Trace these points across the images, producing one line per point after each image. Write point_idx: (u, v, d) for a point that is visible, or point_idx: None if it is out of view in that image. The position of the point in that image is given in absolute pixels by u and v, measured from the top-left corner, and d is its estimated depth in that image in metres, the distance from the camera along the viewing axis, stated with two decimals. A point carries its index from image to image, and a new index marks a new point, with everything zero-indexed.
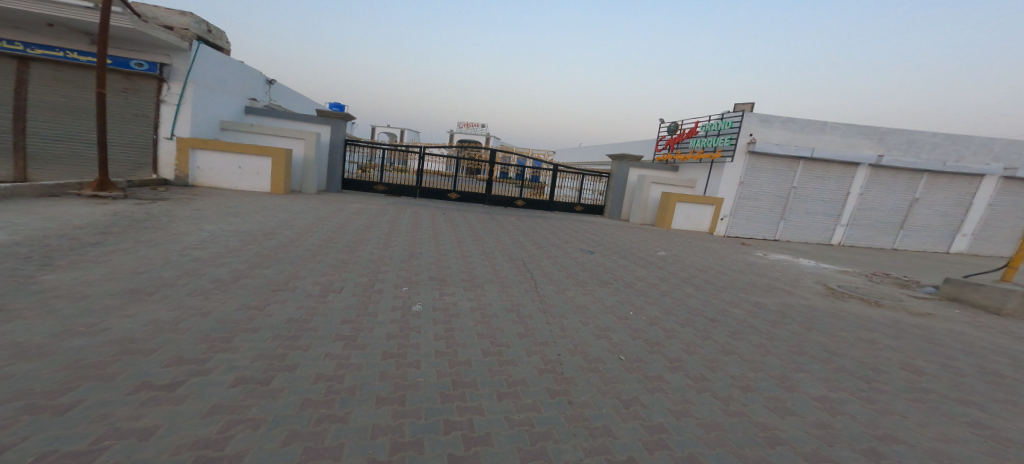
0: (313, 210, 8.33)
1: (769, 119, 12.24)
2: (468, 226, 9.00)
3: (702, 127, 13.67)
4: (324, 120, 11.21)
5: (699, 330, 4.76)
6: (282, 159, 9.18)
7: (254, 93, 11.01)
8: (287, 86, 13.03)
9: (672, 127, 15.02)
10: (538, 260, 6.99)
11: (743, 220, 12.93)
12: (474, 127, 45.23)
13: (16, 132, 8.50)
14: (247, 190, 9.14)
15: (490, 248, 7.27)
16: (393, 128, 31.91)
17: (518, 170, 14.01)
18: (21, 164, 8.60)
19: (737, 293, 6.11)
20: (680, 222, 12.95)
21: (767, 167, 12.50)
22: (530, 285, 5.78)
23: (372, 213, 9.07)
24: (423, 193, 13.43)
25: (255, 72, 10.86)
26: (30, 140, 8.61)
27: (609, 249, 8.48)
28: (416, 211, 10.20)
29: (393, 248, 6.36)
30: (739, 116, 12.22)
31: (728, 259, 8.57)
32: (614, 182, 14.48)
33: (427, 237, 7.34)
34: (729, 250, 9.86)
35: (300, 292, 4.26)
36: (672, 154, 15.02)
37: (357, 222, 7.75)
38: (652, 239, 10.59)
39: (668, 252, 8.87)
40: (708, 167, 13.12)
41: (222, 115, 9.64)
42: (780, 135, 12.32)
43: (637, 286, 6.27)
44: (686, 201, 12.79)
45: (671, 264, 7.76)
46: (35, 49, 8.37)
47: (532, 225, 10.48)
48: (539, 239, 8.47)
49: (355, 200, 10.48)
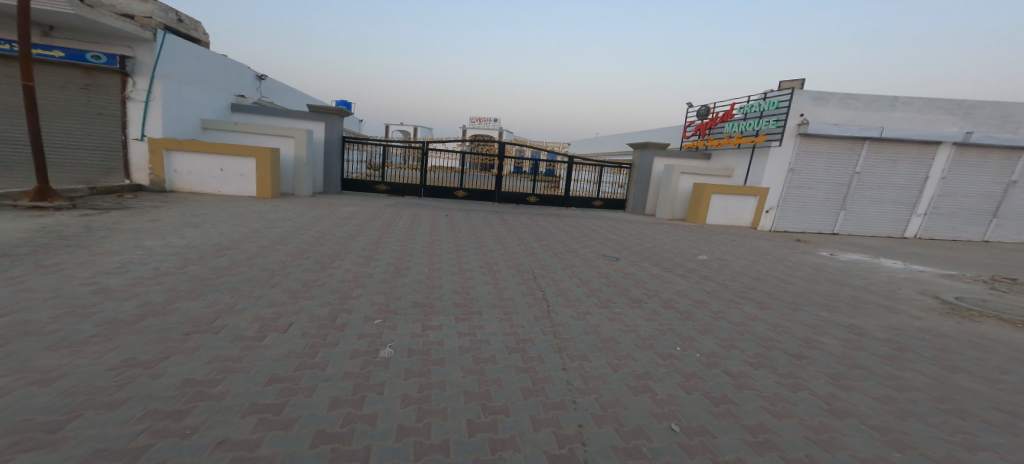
0: (296, 215, 7.31)
1: (824, 96, 10.39)
2: (470, 230, 7.76)
3: (740, 109, 11.85)
4: (317, 116, 10.25)
5: (783, 374, 3.37)
6: (267, 159, 8.23)
7: (241, 89, 10.20)
8: (279, 82, 12.18)
9: (702, 110, 13.19)
10: (552, 274, 5.68)
11: (794, 213, 11.18)
12: (486, 122, 44.13)
13: None
14: (230, 195, 8.25)
15: (493, 259, 6.00)
16: (405, 126, 31.12)
17: (531, 164, 12.72)
18: None
19: (820, 313, 4.63)
20: (717, 216, 11.34)
21: (823, 151, 10.69)
22: (544, 311, 4.50)
23: (365, 217, 8.00)
24: (429, 192, 12.34)
25: (241, 68, 10.06)
26: None
27: (638, 253, 7.07)
28: (418, 213, 9.08)
29: (374, 263, 5.19)
30: (788, 94, 10.41)
31: (791, 262, 7.02)
32: (637, 173, 12.95)
33: (418, 247, 6.15)
34: (784, 249, 8.25)
35: (225, 332, 3.12)
36: (703, 141, 13.28)
37: (340, 229, 6.64)
38: (687, 237, 9.07)
39: (712, 254, 7.36)
40: (749, 154, 11.39)
41: (205, 114, 8.83)
42: (839, 114, 10.47)
43: (681, 306, 4.87)
44: (723, 192, 11.15)
45: (718, 271, 6.29)
46: None
47: (545, 225, 9.14)
48: (553, 244, 7.14)
49: (352, 203, 9.48)
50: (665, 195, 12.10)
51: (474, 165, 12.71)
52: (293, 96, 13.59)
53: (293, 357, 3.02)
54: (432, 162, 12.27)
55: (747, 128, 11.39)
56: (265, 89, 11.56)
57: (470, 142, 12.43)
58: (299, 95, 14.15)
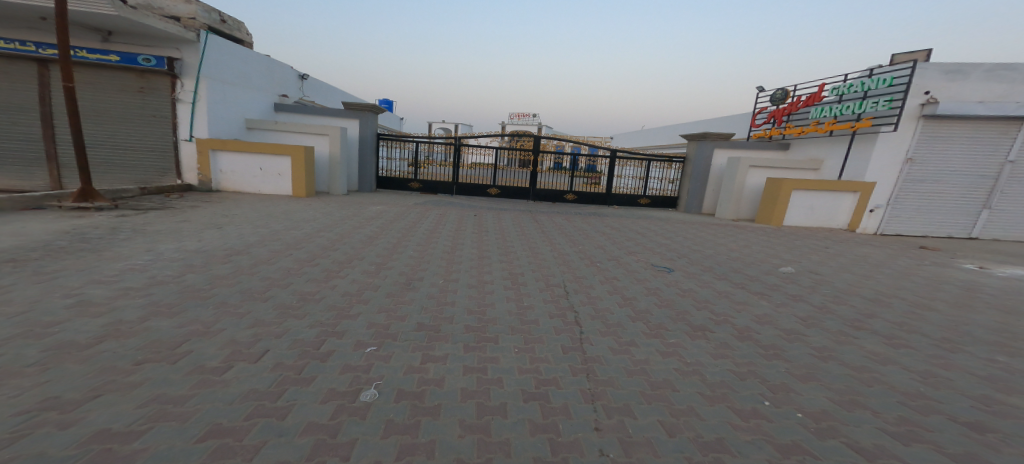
0: (323, 215, 7.03)
1: (964, 68, 8.21)
2: (499, 233, 6.99)
3: (830, 89, 9.56)
4: (351, 113, 10.40)
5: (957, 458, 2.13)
6: (303, 158, 8.14)
7: (285, 89, 10.70)
8: (319, 83, 12.62)
9: (778, 95, 10.91)
10: (587, 288, 4.72)
11: (909, 212, 9.08)
12: (528, 117, 43.23)
13: (46, 139, 8.73)
14: (271, 194, 8.30)
15: (520, 270, 5.16)
16: (448, 124, 31.19)
17: (570, 159, 11.65)
18: (55, 174, 8.90)
19: (985, 359, 3.21)
20: (798, 216, 9.46)
21: (961, 135, 8.50)
22: (577, 342, 3.58)
23: (393, 217, 7.58)
24: (462, 189, 11.86)
25: (283, 68, 10.48)
26: (60, 148, 8.86)
27: (697, 262, 5.83)
28: (448, 213, 8.53)
29: (384, 272, 4.60)
30: (909, 68, 8.23)
31: (919, 277, 5.47)
32: (693, 168, 11.29)
33: (437, 253, 5.51)
34: (903, 259, 6.46)
35: (183, 362, 2.61)
36: (778, 130, 10.97)
37: (361, 231, 6.19)
38: (762, 241, 7.52)
39: (797, 265, 5.89)
40: (849, 141, 9.30)
41: (248, 113, 9.11)
42: (985, 89, 8.25)
43: (762, 337, 3.66)
44: (807, 188, 9.24)
45: (811, 287, 4.88)
46: (45, 49, 8.26)
47: (584, 226, 8.11)
48: (591, 250, 6.17)
49: (385, 202, 9.21)
50: (728, 192, 10.39)
51: (513, 161, 11.69)
52: (332, 97, 13.72)
53: (251, 398, 2.40)
54: (470, 159, 11.77)
55: (841, 112, 9.15)
56: (308, 89, 12.07)
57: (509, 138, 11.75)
58: (338, 95, 14.28)
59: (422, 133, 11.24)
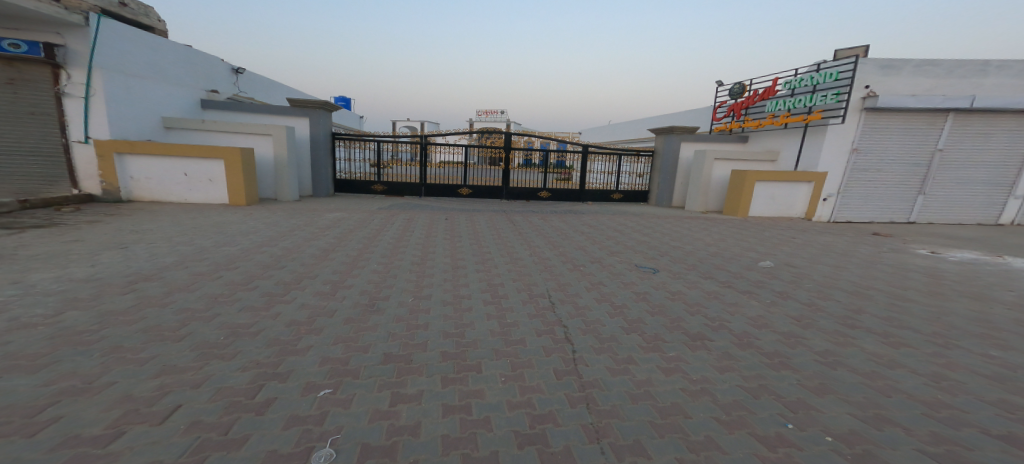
0: (265, 226, 6.10)
1: (895, 64, 8.69)
2: (472, 238, 6.42)
3: (783, 83, 9.87)
4: (299, 110, 9.42)
5: None
6: (236, 161, 7.12)
7: (213, 83, 9.40)
8: (256, 78, 11.33)
9: (737, 88, 11.14)
10: (574, 298, 4.31)
11: (858, 200, 9.57)
12: (493, 114, 42.54)
13: None
14: (199, 203, 7.25)
15: (498, 280, 4.65)
16: (411, 122, 29.92)
17: (540, 155, 11.27)
18: None
19: (980, 355, 3.19)
20: (761, 206, 9.69)
21: (897, 126, 9.02)
22: (570, 364, 3.15)
23: (350, 224, 6.80)
24: (430, 190, 11.11)
25: (212, 59, 9.32)
26: None
27: (681, 261, 5.61)
28: (415, 217, 7.84)
29: (340, 293, 3.89)
30: (851, 63, 8.63)
31: (889, 266, 5.58)
32: (661, 161, 11.29)
33: (405, 266, 4.86)
34: (864, 247, 6.67)
35: (46, 433, 1.81)
36: (737, 123, 11.33)
37: (312, 243, 5.38)
38: (734, 234, 7.52)
39: (775, 258, 5.84)
40: (801, 134, 9.65)
41: (166, 111, 8.02)
42: (915, 84, 8.80)
43: (764, 345, 3.43)
44: (769, 179, 9.49)
45: (795, 284, 4.79)
46: None
47: (561, 226, 7.73)
48: (571, 252, 5.80)
49: (341, 208, 8.32)
50: (695, 185, 10.50)
51: (480, 159, 11.20)
52: (272, 94, 12.37)
53: None
54: (437, 158, 11.10)
55: (794, 105, 9.44)
56: (243, 83, 10.73)
57: (476, 135, 11.17)
58: (281, 91, 12.94)
59: (376, 131, 10.39)
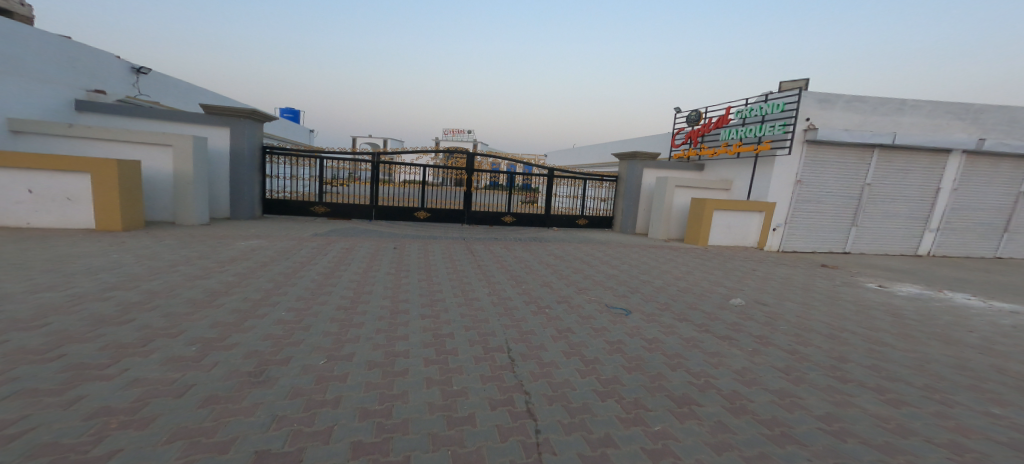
0: (145, 261, 4.86)
1: (830, 98, 9.23)
2: (421, 271, 5.53)
3: (735, 113, 10.19)
4: (218, 120, 8.21)
5: None
6: (104, 177, 6.12)
7: (93, 81, 8.23)
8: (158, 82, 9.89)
9: (693, 116, 11.40)
10: (539, 352, 3.57)
11: (803, 230, 9.88)
12: (457, 133, 42.03)
13: None
14: (51, 226, 6.20)
15: (446, 330, 3.80)
16: (376, 138, 28.48)
17: (507, 177, 10.68)
18: None
19: (985, 414, 2.83)
20: (719, 235, 9.71)
21: (832, 160, 9.52)
22: (533, 454, 2.32)
23: (269, 255, 5.67)
24: (383, 214, 10.05)
25: (91, 54, 8.20)
26: None
27: (653, 299, 5.14)
28: (356, 244, 6.81)
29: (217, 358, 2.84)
30: (796, 95, 9.04)
31: (851, 302, 5.45)
32: (624, 187, 11.14)
33: (326, 314, 3.88)
34: (819, 280, 6.64)
35: None
36: (695, 150, 11.57)
37: (201, 284, 4.23)
38: (697, 265, 7.28)
39: (743, 294, 5.55)
40: (752, 165, 9.93)
41: (15, 112, 6.81)
42: (847, 118, 9.38)
43: (759, 409, 2.86)
44: (724, 208, 9.56)
45: (771, 327, 4.43)
46: None
47: (524, 255, 7.06)
48: (534, 289, 5.11)
49: (264, 234, 7.08)
50: (658, 212, 10.39)
51: (442, 180, 10.37)
52: (186, 97, 11.04)
53: None
54: (400, 177, 10.01)
55: (747, 134, 9.77)
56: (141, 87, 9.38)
57: (442, 154, 10.42)
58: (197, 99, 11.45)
59: (323, 148, 9.41)
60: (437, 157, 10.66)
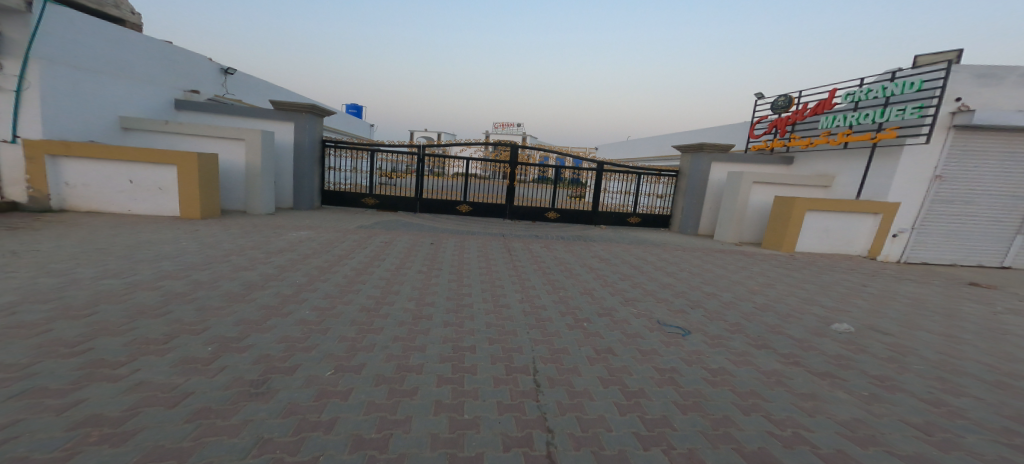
0: (198, 249, 5.06)
1: (995, 72, 7.13)
2: (454, 271, 5.17)
3: (844, 95, 8.33)
4: (284, 114, 8.69)
5: None
6: (187, 168, 6.66)
7: (188, 81, 9.11)
8: (239, 81, 10.79)
9: (781, 101, 9.65)
10: (569, 377, 2.94)
11: (937, 238, 7.87)
12: (511, 127, 41.84)
13: None
14: (144, 213, 6.87)
15: (468, 343, 3.35)
16: (431, 133, 29.09)
17: (554, 170, 10.01)
18: None
19: None
20: (811, 240, 8.09)
21: (991, 150, 7.39)
22: None
23: (310, 247, 5.68)
24: (427, 207, 10.00)
25: (188, 57, 9.07)
26: None
27: (720, 317, 4.20)
28: (396, 238, 6.67)
29: (219, 360, 2.66)
30: (941, 70, 7.08)
31: (1020, 337, 4.00)
32: (686, 183, 9.85)
33: (348, 315, 3.63)
34: (963, 303, 5.10)
35: None
36: (781, 141, 9.60)
37: (238, 276, 4.24)
38: (781, 276, 6.02)
39: (849, 318, 4.35)
40: (869, 157, 8.08)
41: (125, 110, 7.72)
42: (1019, 97, 7.18)
43: None
44: (823, 208, 7.91)
45: (897, 365, 3.31)
46: None
47: (569, 257, 6.40)
48: (573, 297, 4.48)
49: (317, 224, 7.26)
50: (728, 211, 9.00)
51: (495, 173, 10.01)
52: (263, 96, 11.99)
53: None
54: (451, 171, 10.00)
55: (859, 121, 7.91)
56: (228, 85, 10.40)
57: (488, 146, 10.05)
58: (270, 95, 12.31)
59: (381, 141, 9.51)
60: (483, 148, 10.33)
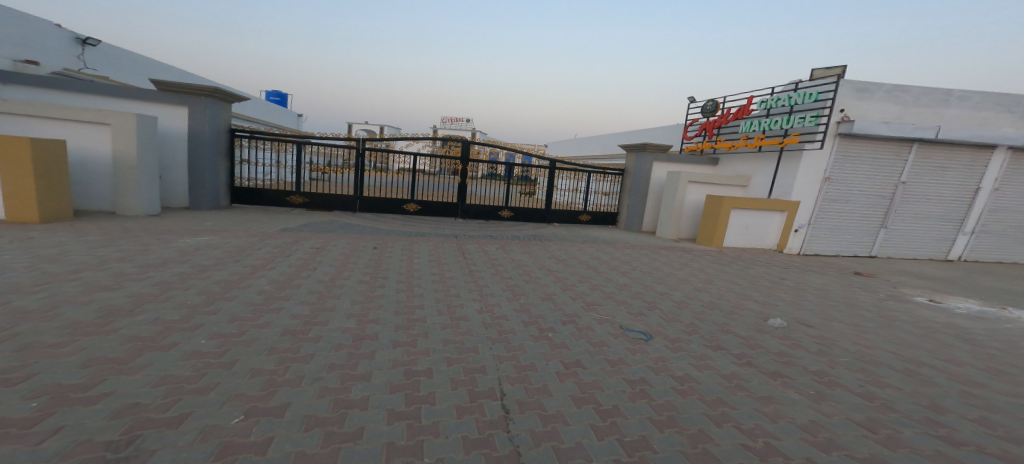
0: (51, 265, 3.95)
1: (869, 87, 8.28)
2: (399, 279, 4.63)
3: (759, 102, 9.18)
4: (175, 98, 7.30)
5: None
6: (20, 161, 5.25)
7: (22, 50, 7.27)
8: (100, 53, 8.93)
9: (709, 106, 10.41)
10: (541, 400, 2.66)
11: (826, 231, 8.99)
12: (456, 122, 40.75)
13: None
14: None
15: (423, 366, 2.91)
16: (372, 125, 27.18)
17: (505, 167, 9.72)
18: None
19: None
20: (734, 236, 8.81)
21: (865, 156, 8.60)
22: None
23: (215, 256, 4.76)
24: (368, 206, 9.18)
25: (20, 20, 7.26)
26: None
27: (675, 319, 4.23)
28: (330, 242, 5.89)
29: (58, 424, 1.94)
30: (833, 83, 8.02)
31: (910, 323, 4.57)
32: (631, 181, 10.19)
33: (265, 342, 2.98)
34: (860, 292, 5.80)
35: None
36: (710, 143, 10.52)
37: (108, 300, 3.34)
38: (717, 272, 6.39)
39: (780, 312, 4.67)
40: (775, 159, 9.00)
41: None
42: (885, 110, 8.44)
43: None
44: (743, 207, 8.65)
45: (828, 358, 3.55)
46: None
47: (522, 257, 6.17)
48: (533, 305, 4.23)
49: (224, 228, 6.15)
50: (668, 210, 9.47)
51: (441, 170, 9.44)
52: (141, 74, 10.12)
53: None
54: (395, 166, 9.23)
55: (770, 127, 8.77)
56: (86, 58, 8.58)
57: (437, 141, 9.45)
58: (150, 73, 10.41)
59: (311, 133, 8.45)
60: (432, 143, 9.69)
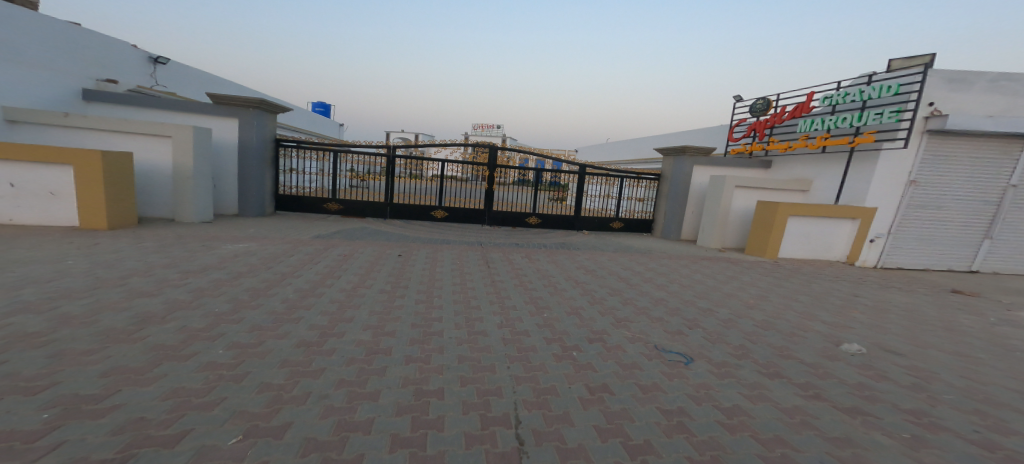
0: (102, 270, 4.18)
1: (965, 77, 7.21)
2: (422, 289, 4.49)
3: (822, 99, 8.28)
4: (226, 110, 7.75)
5: None
6: (88, 171, 5.70)
7: (104, 70, 8.03)
8: (168, 73, 9.72)
9: (760, 104, 9.59)
10: (561, 430, 2.35)
11: (912, 242, 7.89)
12: (490, 130, 41.25)
13: None
14: (33, 223, 5.87)
15: (433, 386, 2.70)
16: (408, 135, 28.02)
17: (534, 173, 9.54)
18: None
19: None
20: (793, 247, 7.95)
21: (963, 155, 7.45)
22: None
23: (249, 263, 4.86)
24: (399, 212, 9.25)
25: (102, 43, 8.01)
26: None
27: (722, 340, 3.74)
28: (358, 250, 5.90)
29: (66, 437, 1.90)
30: (917, 74, 7.04)
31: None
32: (669, 186, 9.58)
33: (279, 353, 2.91)
34: (958, 314, 4.92)
35: None
36: (760, 144, 9.65)
37: (144, 305, 3.44)
38: (773, 286, 5.71)
39: (855, 336, 4.01)
40: (846, 160, 8.02)
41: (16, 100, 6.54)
42: (987, 103, 7.29)
43: None
44: (804, 214, 7.80)
45: (926, 395, 2.93)
46: None
47: (551, 268, 5.86)
48: (559, 320, 3.91)
49: (265, 234, 6.36)
50: (711, 217, 8.78)
51: (471, 177, 9.39)
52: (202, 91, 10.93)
53: None
54: (428, 173, 9.35)
55: (837, 125, 7.86)
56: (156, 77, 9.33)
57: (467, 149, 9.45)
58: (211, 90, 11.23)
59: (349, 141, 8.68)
60: (462, 151, 9.67)
